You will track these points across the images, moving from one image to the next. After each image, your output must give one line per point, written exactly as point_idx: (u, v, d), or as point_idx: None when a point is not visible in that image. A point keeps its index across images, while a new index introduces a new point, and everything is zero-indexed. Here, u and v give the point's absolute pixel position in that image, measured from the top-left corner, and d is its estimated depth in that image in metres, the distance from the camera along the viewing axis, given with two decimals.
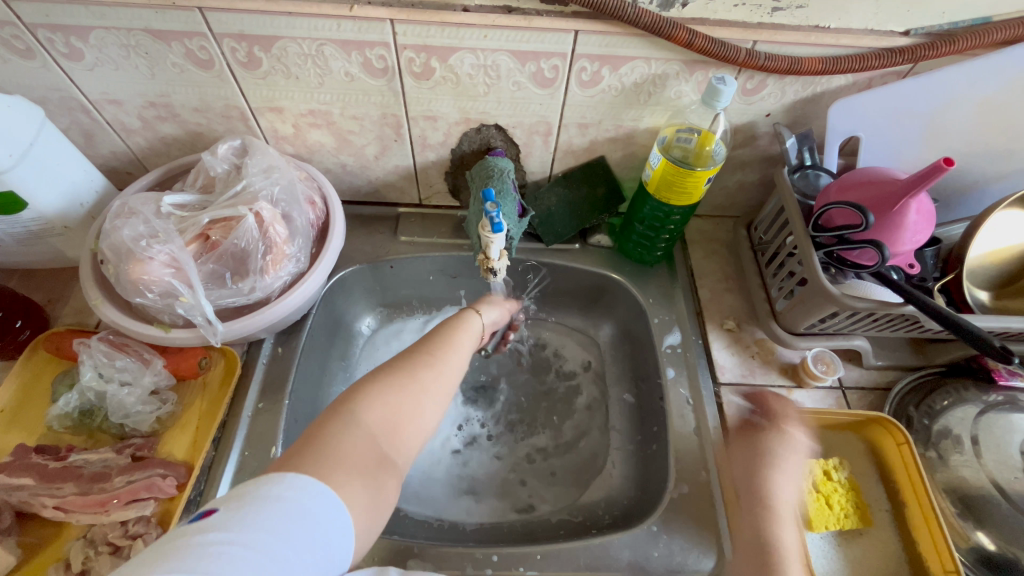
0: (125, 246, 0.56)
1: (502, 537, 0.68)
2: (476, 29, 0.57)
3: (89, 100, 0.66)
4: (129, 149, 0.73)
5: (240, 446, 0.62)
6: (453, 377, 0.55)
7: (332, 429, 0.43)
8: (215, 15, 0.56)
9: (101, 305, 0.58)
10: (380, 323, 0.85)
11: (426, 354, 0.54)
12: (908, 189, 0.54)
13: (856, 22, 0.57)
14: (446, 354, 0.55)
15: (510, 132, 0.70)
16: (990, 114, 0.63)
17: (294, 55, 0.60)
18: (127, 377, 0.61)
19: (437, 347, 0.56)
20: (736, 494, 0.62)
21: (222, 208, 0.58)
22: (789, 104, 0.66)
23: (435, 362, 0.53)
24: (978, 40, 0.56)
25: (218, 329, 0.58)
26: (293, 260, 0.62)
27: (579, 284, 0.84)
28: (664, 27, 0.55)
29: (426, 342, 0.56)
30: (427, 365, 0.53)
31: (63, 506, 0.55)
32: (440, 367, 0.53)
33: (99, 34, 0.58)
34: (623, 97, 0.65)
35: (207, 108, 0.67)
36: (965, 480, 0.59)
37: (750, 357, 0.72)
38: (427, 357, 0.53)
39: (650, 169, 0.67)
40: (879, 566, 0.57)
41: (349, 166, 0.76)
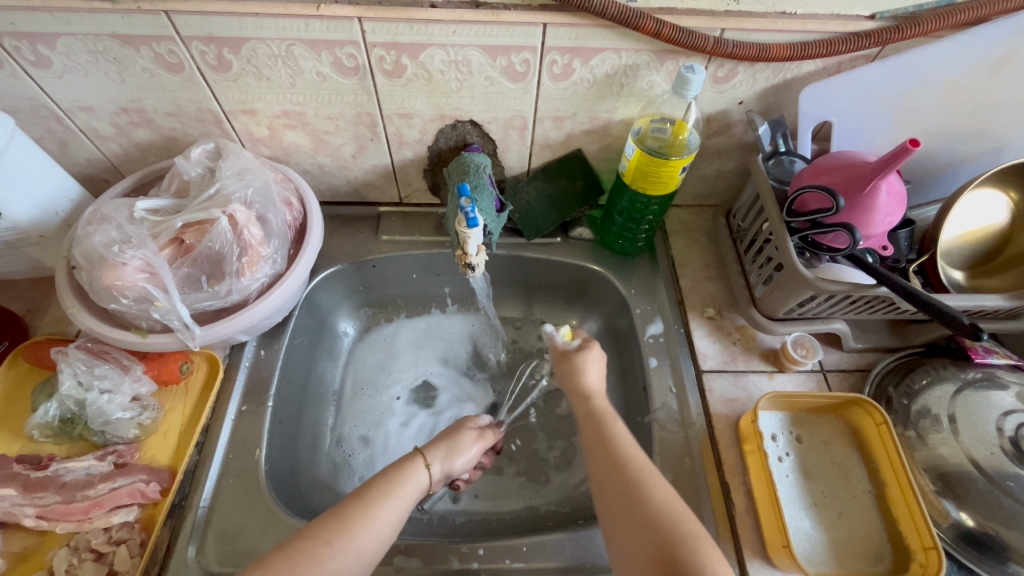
0: (97, 252, 0.56)
1: (491, 530, 0.69)
2: (444, 25, 0.57)
3: (61, 108, 0.66)
4: (105, 156, 0.73)
5: (223, 450, 0.62)
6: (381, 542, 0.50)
7: None
8: (181, 18, 0.56)
9: (77, 312, 0.58)
10: (365, 323, 0.85)
11: (332, 534, 0.48)
12: (877, 172, 0.55)
13: (822, 7, 0.57)
14: (361, 534, 0.49)
15: (485, 127, 0.71)
16: (959, 96, 0.64)
17: (264, 56, 0.60)
18: (107, 385, 0.61)
19: (360, 516, 0.50)
20: (719, 479, 0.62)
21: (195, 211, 0.58)
22: (761, 91, 0.66)
23: (340, 540, 0.48)
24: (943, 21, 0.57)
25: (196, 333, 0.58)
26: (269, 262, 0.62)
27: (563, 278, 0.84)
28: (630, 18, 0.55)
29: (340, 517, 0.49)
30: (334, 544, 0.47)
31: (46, 515, 0.55)
32: (344, 552, 0.47)
33: (66, 40, 0.58)
34: (596, 89, 0.65)
35: (180, 113, 0.67)
36: (943, 458, 0.59)
37: (732, 343, 0.72)
38: (337, 534, 0.48)
39: (626, 160, 0.68)
40: (861, 546, 0.58)
41: (327, 166, 0.76)
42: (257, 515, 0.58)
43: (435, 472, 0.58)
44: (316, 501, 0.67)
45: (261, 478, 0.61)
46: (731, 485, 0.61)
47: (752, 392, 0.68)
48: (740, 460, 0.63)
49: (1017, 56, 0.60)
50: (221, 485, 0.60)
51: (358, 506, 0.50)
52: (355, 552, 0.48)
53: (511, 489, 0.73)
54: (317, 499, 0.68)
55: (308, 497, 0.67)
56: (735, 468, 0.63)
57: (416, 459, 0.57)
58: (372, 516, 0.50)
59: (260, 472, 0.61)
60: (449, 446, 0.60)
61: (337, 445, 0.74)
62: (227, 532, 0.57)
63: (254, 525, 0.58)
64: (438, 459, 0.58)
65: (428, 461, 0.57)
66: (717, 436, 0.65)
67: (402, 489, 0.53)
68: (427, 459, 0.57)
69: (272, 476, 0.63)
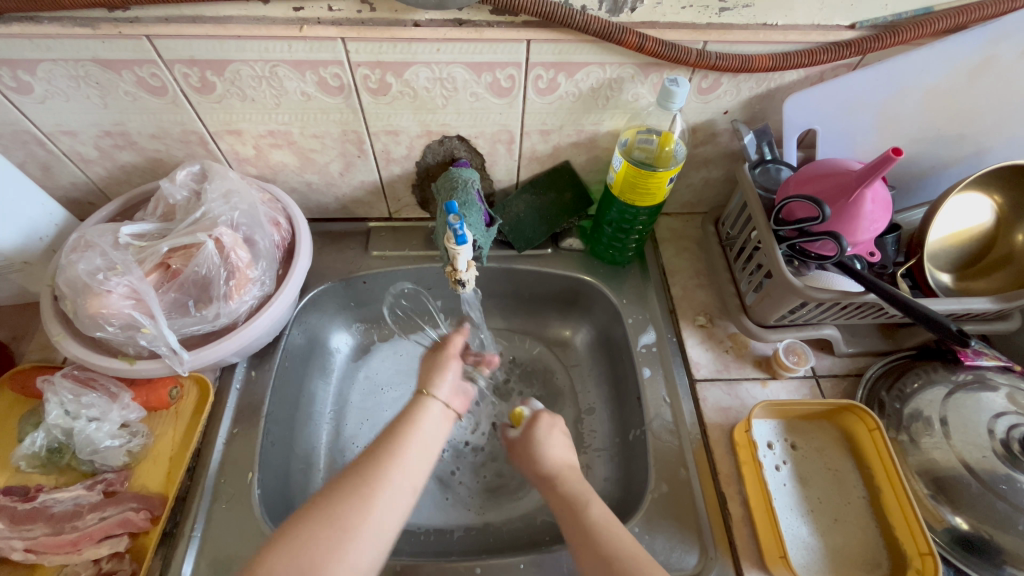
0: (82, 280, 0.55)
1: (488, 546, 0.68)
2: (428, 43, 0.57)
3: (43, 132, 0.65)
4: (90, 179, 0.72)
5: (214, 474, 0.62)
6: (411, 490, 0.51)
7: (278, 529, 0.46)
8: (163, 42, 0.55)
9: (63, 341, 0.58)
10: (356, 339, 0.84)
11: (370, 472, 0.50)
12: (861, 180, 0.55)
13: (802, 18, 0.58)
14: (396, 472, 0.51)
15: (472, 142, 0.71)
16: (939, 102, 0.64)
17: (248, 78, 0.59)
18: (95, 413, 0.60)
19: (388, 453, 0.52)
20: (715, 488, 0.62)
21: (181, 236, 0.58)
22: (745, 100, 0.67)
23: (375, 483, 0.49)
24: (922, 30, 0.57)
25: (184, 358, 0.58)
26: (258, 284, 0.62)
27: (554, 289, 0.84)
28: (613, 32, 0.55)
29: (372, 456, 0.51)
30: (374, 485, 0.49)
31: (34, 547, 0.54)
32: (383, 490, 0.49)
33: (47, 66, 0.57)
34: (581, 102, 0.65)
35: (165, 135, 0.66)
36: (935, 462, 0.59)
37: (724, 352, 0.72)
38: (375, 477, 0.49)
39: (614, 172, 0.68)
40: (857, 553, 0.58)
41: (315, 184, 0.76)
42: (249, 540, 0.58)
43: (446, 398, 0.59)
44: None
45: (253, 503, 0.60)
46: (726, 494, 0.61)
47: (746, 400, 0.68)
48: (735, 470, 0.63)
49: (994, 63, 0.61)
50: (214, 510, 0.59)
51: (388, 450, 0.52)
52: (389, 486, 0.49)
53: (507, 503, 0.73)
54: None
55: None
56: (730, 477, 0.62)
57: (422, 398, 0.57)
58: (396, 452, 0.52)
59: (253, 496, 0.60)
60: (440, 372, 0.61)
61: (331, 463, 0.73)
62: (219, 559, 0.56)
63: (249, 550, 0.57)
64: (441, 388, 0.59)
65: (430, 393, 0.58)
66: (712, 446, 0.65)
67: (417, 427, 0.55)
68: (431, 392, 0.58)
69: (266, 499, 0.62)
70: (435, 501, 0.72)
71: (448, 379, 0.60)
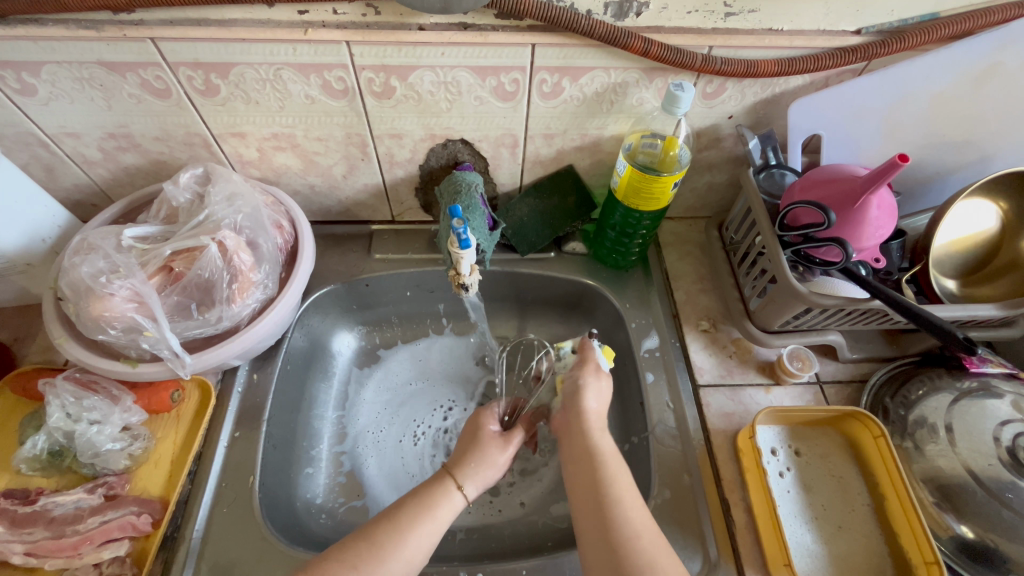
0: (84, 283, 0.55)
1: (490, 551, 0.68)
2: (433, 47, 0.57)
3: (47, 134, 0.65)
4: (93, 181, 0.72)
5: (216, 478, 0.61)
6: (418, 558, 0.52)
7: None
8: (167, 45, 0.55)
9: (65, 343, 0.58)
10: (356, 342, 0.83)
11: (366, 567, 0.49)
12: (867, 186, 0.55)
13: (808, 24, 0.58)
14: (390, 561, 0.50)
15: (476, 145, 0.70)
16: (945, 107, 0.64)
17: (252, 80, 0.59)
18: (96, 416, 0.60)
19: (391, 546, 0.51)
20: (719, 495, 0.62)
21: (184, 239, 0.58)
22: (750, 105, 0.67)
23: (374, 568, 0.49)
24: (928, 35, 0.57)
25: (186, 362, 0.58)
26: (260, 287, 0.62)
27: (557, 293, 0.83)
28: (618, 37, 0.55)
29: (373, 544, 0.50)
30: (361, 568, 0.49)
31: (34, 551, 0.54)
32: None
33: (51, 68, 0.57)
34: (586, 107, 0.65)
35: (168, 137, 0.66)
36: (941, 469, 0.59)
37: (727, 357, 0.72)
38: (373, 570, 0.49)
39: (618, 176, 0.68)
40: (862, 561, 0.57)
41: (318, 187, 0.76)
42: (250, 544, 0.57)
43: (471, 493, 0.58)
44: (314, 525, 0.66)
45: (255, 507, 0.60)
46: (730, 501, 0.61)
47: (749, 406, 0.68)
48: (739, 476, 0.62)
49: (1001, 69, 0.61)
50: (214, 514, 0.59)
51: (391, 539, 0.51)
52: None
53: (509, 507, 0.72)
54: (315, 523, 0.67)
55: (304, 521, 0.66)
56: (734, 484, 0.62)
57: (451, 487, 0.57)
58: (401, 544, 0.51)
59: (254, 500, 0.60)
60: (480, 463, 0.60)
61: (333, 466, 0.73)
62: (221, 563, 0.56)
63: (250, 555, 0.57)
64: (473, 484, 0.58)
65: (461, 486, 0.57)
66: (716, 452, 0.64)
67: (435, 514, 0.54)
68: (460, 484, 0.57)
69: (268, 504, 0.62)
70: None
71: (480, 474, 0.59)
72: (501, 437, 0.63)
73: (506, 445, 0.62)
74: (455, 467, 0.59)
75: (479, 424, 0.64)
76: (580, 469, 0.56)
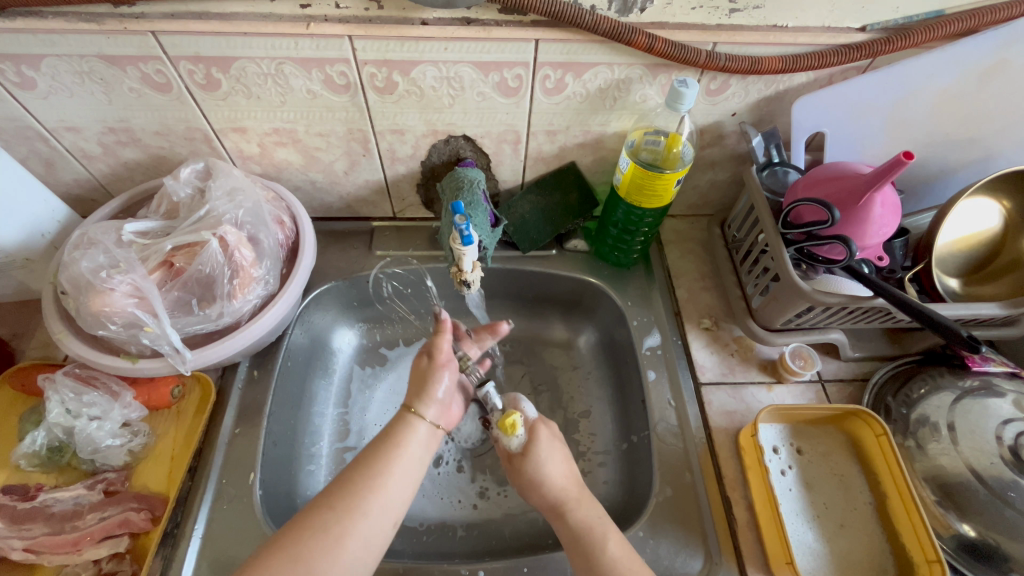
0: (84, 278, 0.55)
1: (491, 549, 0.67)
2: (436, 42, 0.57)
3: (47, 128, 0.65)
4: (92, 175, 0.72)
5: (217, 474, 0.61)
6: (398, 504, 0.52)
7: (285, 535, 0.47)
8: (168, 38, 0.55)
9: (65, 338, 0.57)
10: (357, 338, 0.83)
11: (343, 504, 0.49)
12: (871, 184, 0.55)
13: (813, 20, 0.58)
14: (371, 500, 0.50)
15: (478, 142, 0.70)
16: (949, 105, 0.64)
17: (254, 75, 0.59)
18: (96, 412, 0.60)
19: (363, 480, 0.51)
20: (721, 493, 0.62)
21: (185, 234, 0.58)
22: (754, 103, 0.66)
23: (355, 510, 0.49)
24: (933, 33, 0.57)
25: (187, 358, 0.57)
26: (261, 283, 0.62)
27: (558, 290, 0.83)
28: (623, 33, 0.54)
29: (345, 486, 0.50)
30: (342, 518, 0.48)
31: (34, 547, 0.53)
32: (357, 520, 0.49)
33: (51, 62, 0.57)
34: (589, 103, 0.65)
35: (169, 132, 0.66)
36: (943, 468, 0.59)
37: (729, 355, 0.72)
38: (350, 506, 0.49)
39: (620, 173, 0.68)
40: (864, 559, 0.57)
41: (319, 182, 0.75)
42: (251, 541, 0.57)
43: (434, 418, 0.58)
44: None
45: (255, 503, 0.59)
46: (732, 499, 0.61)
47: (751, 404, 0.68)
48: (741, 474, 0.62)
49: (1006, 66, 0.60)
50: (214, 511, 0.59)
51: (365, 481, 0.51)
52: (365, 517, 0.49)
53: (510, 505, 0.72)
54: None
55: None
56: (736, 482, 0.62)
57: (408, 417, 0.57)
58: (374, 479, 0.51)
59: (255, 496, 0.60)
60: (426, 387, 0.59)
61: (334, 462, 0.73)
62: (221, 560, 0.56)
63: (249, 551, 0.56)
64: (430, 408, 0.58)
65: (417, 411, 0.57)
66: (718, 450, 0.64)
67: (403, 450, 0.54)
68: (419, 411, 0.57)
69: (268, 500, 0.61)
70: (437, 501, 0.72)
71: (437, 397, 0.59)
72: (427, 352, 0.61)
73: (434, 357, 0.61)
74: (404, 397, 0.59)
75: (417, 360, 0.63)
76: (574, 557, 0.54)
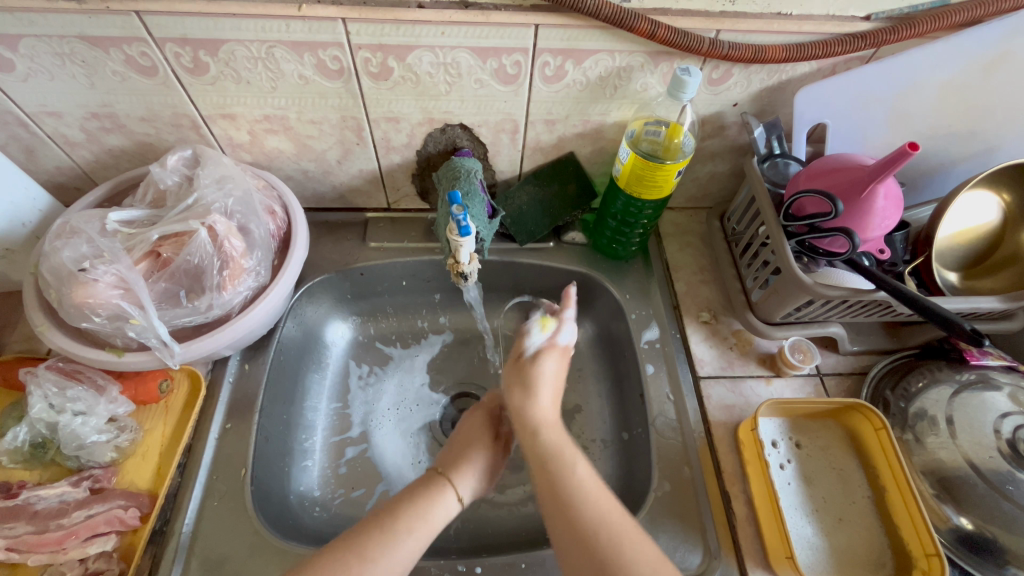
0: (67, 269, 0.53)
1: (487, 545, 0.66)
2: (433, 26, 0.55)
3: (26, 113, 0.62)
4: (76, 163, 0.69)
5: (206, 470, 0.59)
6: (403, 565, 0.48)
7: None
8: (153, 19, 0.52)
9: (48, 332, 0.55)
10: (350, 332, 0.81)
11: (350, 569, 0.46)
12: (874, 175, 0.54)
13: (817, 8, 0.56)
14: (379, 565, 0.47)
15: (475, 131, 0.69)
16: (952, 96, 0.63)
17: (243, 59, 0.57)
18: (80, 407, 0.58)
19: (377, 547, 0.48)
20: (719, 487, 0.61)
21: (173, 223, 0.56)
22: (755, 93, 0.65)
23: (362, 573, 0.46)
24: (939, 23, 0.56)
25: (175, 351, 0.56)
26: (252, 274, 0.60)
27: (556, 284, 0.82)
28: (625, 19, 0.53)
29: (358, 547, 0.47)
30: None
31: (16, 546, 0.52)
32: None
33: (30, 42, 0.54)
34: (588, 92, 0.64)
35: (155, 118, 0.64)
36: (942, 462, 0.58)
37: (728, 349, 0.71)
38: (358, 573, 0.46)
39: (620, 163, 0.66)
40: (863, 553, 0.57)
41: (311, 172, 0.73)
42: (241, 538, 0.56)
43: (463, 494, 0.56)
44: (307, 518, 0.65)
45: (247, 500, 0.58)
46: (731, 494, 0.60)
47: (750, 398, 0.67)
48: (740, 468, 0.62)
49: (1009, 58, 0.60)
50: (204, 509, 0.57)
51: (378, 542, 0.48)
52: None
53: (507, 501, 0.71)
54: (308, 515, 0.66)
55: (297, 514, 0.65)
56: (735, 476, 0.62)
57: (444, 485, 0.55)
58: (389, 544, 0.48)
59: (246, 493, 0.58)
60: (472, 463, 0.58)
61: (330, 457, 0.72)
62: (211, 559, 0.55)
63: (241, 549, 0.55)
64: (466, 484, 0.56)
65: (455, 487, 0.55)
66: (716, 444, 0.64)
67: (429, 516, 0.51)
68: (455, 483, 0.56)
69: (259, 497, 0.60)
70: None
71: (475, 477, 0.57)
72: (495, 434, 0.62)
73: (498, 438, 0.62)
74: (447, 465, 0.58)
75: (472, 416, 0.64)
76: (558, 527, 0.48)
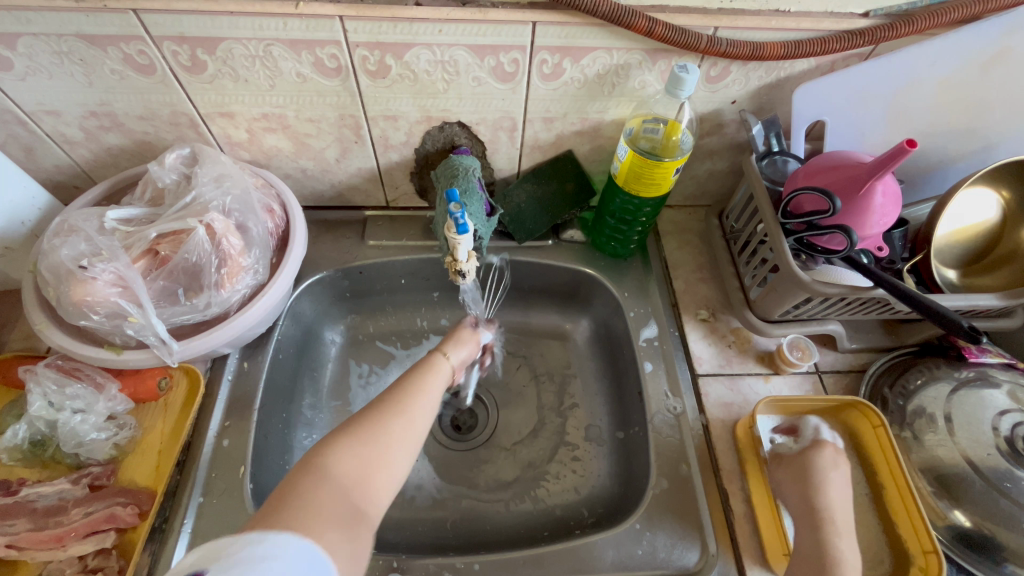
0: (65, 267, 0.53)
1: (485, 544, 0.66)
2: (430, 23, 0.55)
3: (25, 112, 0.62)
4: (75, 161, 0.69)
5: (205, 468, 0.60)
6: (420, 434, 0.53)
7: (305, 484, 0.45)
8: (150, 17, 0.53)
9: (47, 329, 0.56)
10: (348, 330, 0.81)
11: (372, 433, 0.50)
12: (872, 173, 0.54)
13: (815, 5, 0.56)
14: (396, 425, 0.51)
15: (474, 129, 0.69)
16: (951, 93, 0.63)
17: (241, 57, 0.57)
18: (80, 405, 0.58)
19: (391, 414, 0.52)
20: (717, 485, 0.61)
21: (171, 221, 0.56)
22: (754, 90, 0.65)
23: (389, 432, 0.51)
24: (937, 19, 0.56)
25: (173, 349, 0.56)
26: (250, 272, 0.60)
27: (555, 282, 0.82)
28: (623, 16, 0.53)
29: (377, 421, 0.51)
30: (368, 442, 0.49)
31: (16, 543, 0.52)
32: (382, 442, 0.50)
33: (28, 41, 0.54)
34: (587, 89, 0.63)
35: (153, 116, 0.64)
36: (939, 459, 0.58)
37: (727, 346, 0.71)
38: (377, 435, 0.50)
39: (618, 161, 0.66)
40: (860, 551, 0.57)
41: (310, 170, 0.73)
42: None
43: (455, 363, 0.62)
44: None
45: (245, 497, 0.58)
46: (729, 491, 0.61)
47: (748, 396, 0.67)
48: (738, 466, 0.62)
49: (1008, 55, 0.60)
50: (203, 506, 0.57)
51: (394, 415, 0.52)
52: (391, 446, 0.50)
53: (506, 499, 0.71)
54: None
55: None
56: (733, 474, 0.62)
57: (436, 357, 0.60)
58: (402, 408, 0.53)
59: (245, 491, 0.59)
60: (458, 341, 0.64)
61: None
62: None
63: None
64: (454, 352, 0.62)
65: (445, 353, 0.61)
66: (714, 441, 0.64)
67: (429, 380, 0.57)
68: (445, 351, 0.62)
69: (258, 494, 0.60)
70: (430, 496, 0.71)
71: (463, 350, 0.63)
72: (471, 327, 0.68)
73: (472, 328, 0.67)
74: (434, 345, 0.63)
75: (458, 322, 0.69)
76: None
